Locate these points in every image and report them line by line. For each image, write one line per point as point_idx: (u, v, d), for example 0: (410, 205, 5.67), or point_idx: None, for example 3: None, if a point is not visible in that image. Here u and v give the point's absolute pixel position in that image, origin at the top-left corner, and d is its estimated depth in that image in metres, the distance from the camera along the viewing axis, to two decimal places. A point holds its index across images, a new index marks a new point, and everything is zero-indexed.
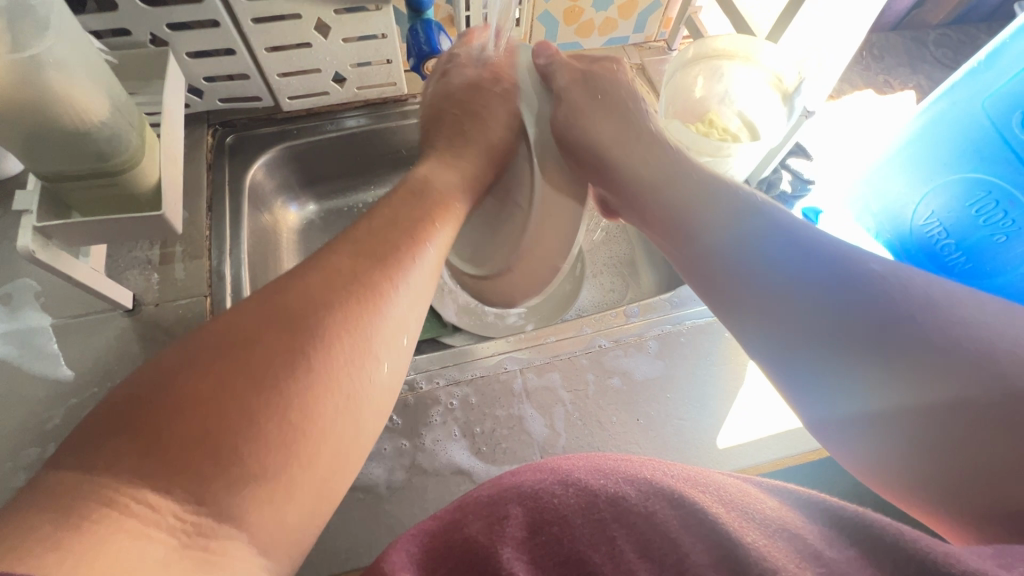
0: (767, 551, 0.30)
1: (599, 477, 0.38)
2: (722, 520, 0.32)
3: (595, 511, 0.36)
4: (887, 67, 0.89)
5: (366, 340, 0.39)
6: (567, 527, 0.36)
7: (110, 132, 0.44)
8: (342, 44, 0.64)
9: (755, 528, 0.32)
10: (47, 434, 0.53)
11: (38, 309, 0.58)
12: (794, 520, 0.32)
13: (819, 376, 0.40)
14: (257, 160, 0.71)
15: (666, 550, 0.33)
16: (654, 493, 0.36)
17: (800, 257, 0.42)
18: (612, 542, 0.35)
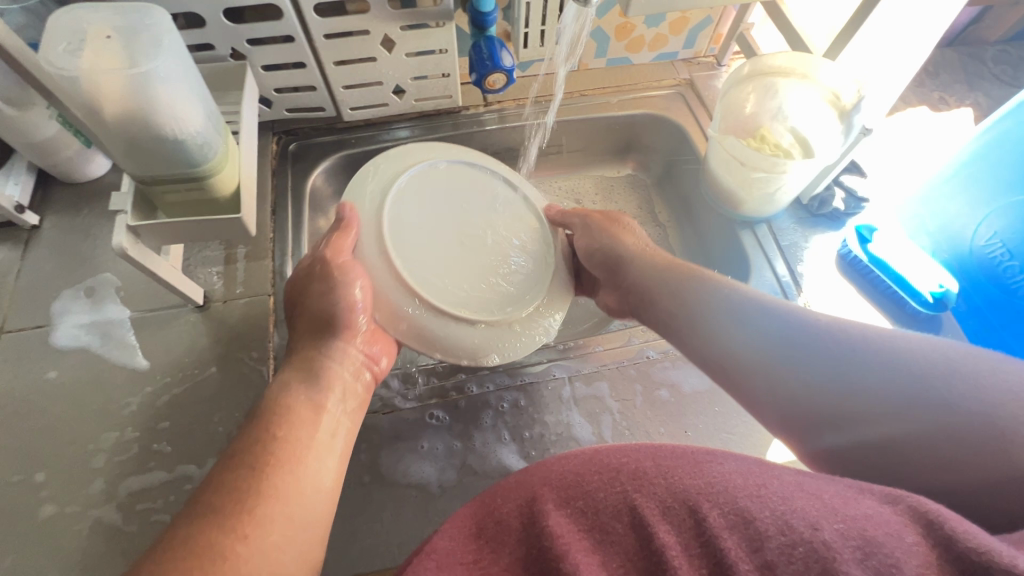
0: (785, 518, 0.31)
1: (620, 456, 0.37)
2: (742, 493, 0.32)
3: (618, 484, 0.35)
4: (942, 84, 0.88)
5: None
6: (591, 501, 0.34)
7: (201, 141, 0.47)
8: (405, 58, 0.67)
9: (776, 498, 0.32)
10: (124, 419, 0.56)
11: (118, 302, 0.62)
12: (815, 491, 0.33)
13: (827, 417, 0.42)
14: (317, 167, 0.75)
15: (682, 513, 0.32)
16: (672, 465, 0.35)
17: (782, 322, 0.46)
18: (633, 511, 0.33)
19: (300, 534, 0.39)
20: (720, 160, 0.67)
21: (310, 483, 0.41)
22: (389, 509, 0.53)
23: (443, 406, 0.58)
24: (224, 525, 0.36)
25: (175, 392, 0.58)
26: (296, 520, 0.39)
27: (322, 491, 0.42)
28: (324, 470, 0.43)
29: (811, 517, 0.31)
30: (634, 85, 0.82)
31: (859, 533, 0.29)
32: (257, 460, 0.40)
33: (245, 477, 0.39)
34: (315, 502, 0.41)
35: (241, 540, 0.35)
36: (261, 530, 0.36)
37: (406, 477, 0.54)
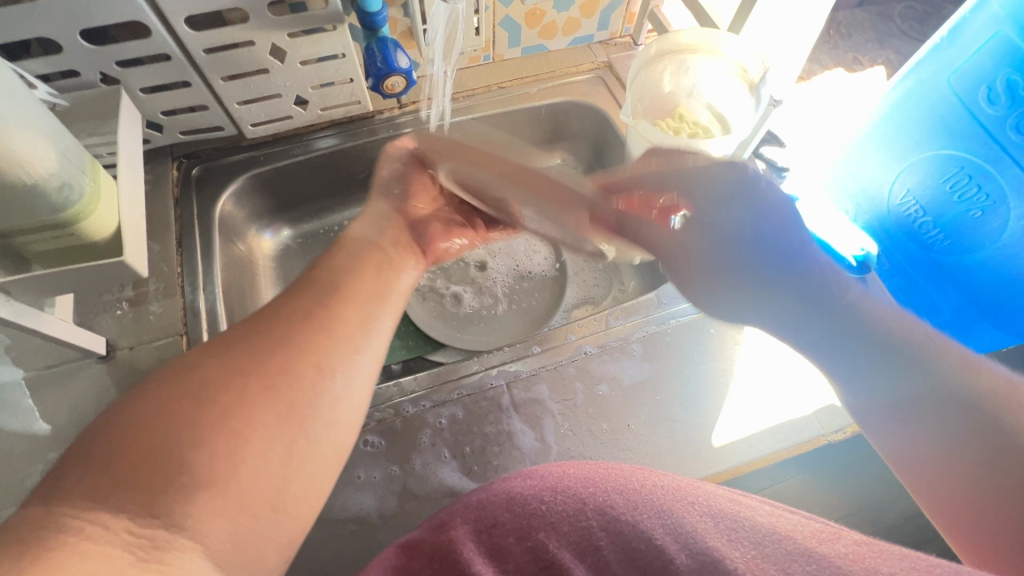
0: (756, 565, 0.35)
1: (588, 486, 0.42)
2: (712, 535, 0.37)
3: (584, 518, 0.40)
4: (855, 45, 0.89)
5: (316, 360, 0.42)
6: (553, 532, 0.40)
7: (61, 182, 0.43)
8: (300, 67, 0.62)
9: (747, 542, 0.37)
10: (27, 491, 0.51)
11: (8, 362, 0.56)
12: (780, 529, 0.38)
13: (867, 366, 0.48)
14: (225, 190, 0.70)
15: (650, 556, 0.37)
16: (640, 502, 0.40)
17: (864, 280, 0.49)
18: (597, 550, 0.39)
19: (377, 329, 0.47)
20: (638, 145, 0.65)
21: (375, 302, 0.49)
22: (329, 548, 0.50)
23: (378, 430, 0.55)
24: (137, 466, 0.35)
25: None
26: (365, 317, 0.47)
27: (358, 371, 0.45)
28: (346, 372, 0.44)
29: (785, 564, 0.34)
30: (552, 73, 0.80)
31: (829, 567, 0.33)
32: (333, 268, 0.50)
33: (320, 288, 0.47)
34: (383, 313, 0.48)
35: (323, 307, 0.45)
36: (341, 305, 0.46)
37: (343, 511, 0.51)
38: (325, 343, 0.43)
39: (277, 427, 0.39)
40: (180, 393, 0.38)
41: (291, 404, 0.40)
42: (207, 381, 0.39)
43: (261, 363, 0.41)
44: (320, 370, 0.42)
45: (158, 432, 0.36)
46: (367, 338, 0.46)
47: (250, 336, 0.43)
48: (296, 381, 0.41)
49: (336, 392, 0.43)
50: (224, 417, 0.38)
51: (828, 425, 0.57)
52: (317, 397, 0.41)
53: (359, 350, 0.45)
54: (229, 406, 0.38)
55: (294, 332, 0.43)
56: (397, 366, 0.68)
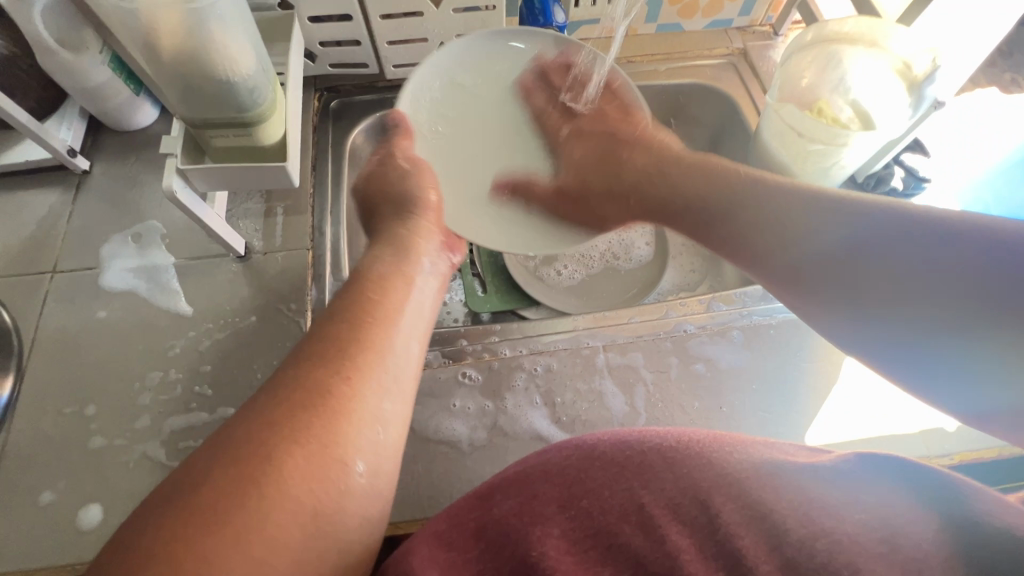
0: (806, 517, 0.36)
1: (624, 450, 0.41)
2: (757, 488, 0.38)
3: (623, 480, 0.40)
4: (1017, 64, 0.82)
5: (339, 453, 0.37)
6: (597, 500, 0.39)
7: (252, 86, 0.47)
8: (452, 14, 0.65)
9: (791, 490, 0.37)
10: (168, 361, 0.58)
11: (163, 249, 0.63)
12: (826, 476, 0.38)
13: (928, 342, 0.41)
14: (358, 125, 0.74)
15: (694, 511, 0.38)
16: (680, 458, 0.40)
17: (893, 234, 0.42)
18: (641, 510, 0.38)
19: (395, 391, 0.42)
20: (774, 131, 0.63)
21: (402, 349, 0.44)
22: (420, 464, 0.53)
23: (476, 366, 0.58)
24: (198, 519, 0.32)
25: (217, 337, 0.59)
26: (388, 377, 0.42)
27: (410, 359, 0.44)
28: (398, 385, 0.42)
29: (829, 512, 0.36)
30: (684, 53, 0.79)
31: (881, 530, 0.35)
32: (357, 311, 0.44)
33: (332, 346, 0.41)
34: (407, 365, 0.43)
35: (346, 381, 0.39)
36: (363, 375, 0.40)
37: (437, 434, 0.55)
38: (348, 431, 0.38)
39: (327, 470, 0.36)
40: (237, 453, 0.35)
41: (317, 507, 0.35)
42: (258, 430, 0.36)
43: (302, 424, 0.37)
44: (346, 466, 0.37)
45: (219, 490, 0.33)
46: (389, 407, 0.41)
47: (256, 427, 0.36)
48: (323, 483, 0.36)
49: (365, 481, 0.38)
50: (261, 516, 0.33)
51: (934, 447, 0.54)
52: (343, 496, 0.36)
53: (379, 423, 0.40)
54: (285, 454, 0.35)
55: (313, 423, 0.37)
56: (488, 315, 0.71)
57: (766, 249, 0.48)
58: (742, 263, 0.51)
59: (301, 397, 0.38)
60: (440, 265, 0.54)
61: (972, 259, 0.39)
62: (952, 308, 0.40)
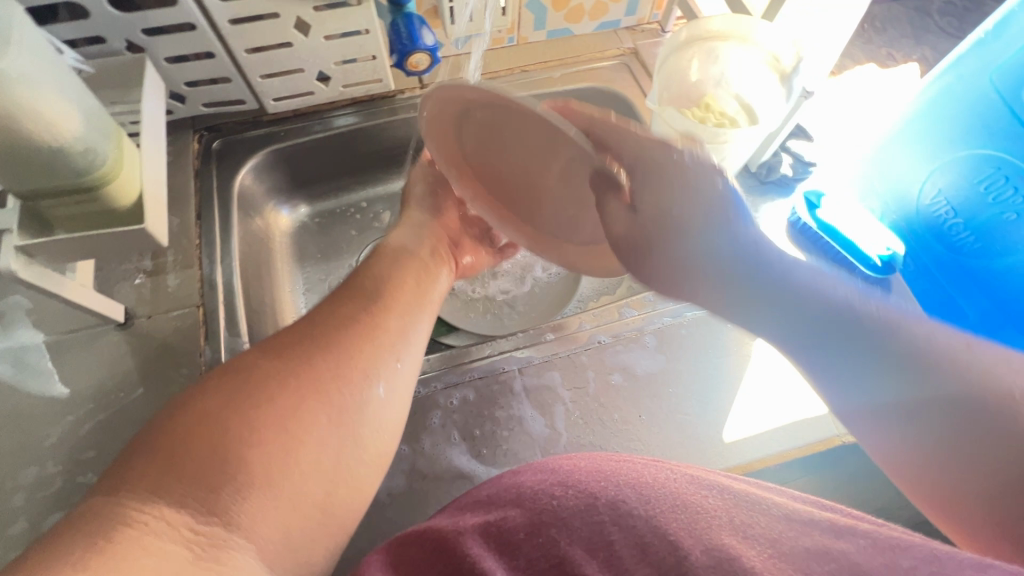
0: (772, 560, 0.33)
1: (599, 480, 0.41)
2: (725, 532, 0.35)
3: (595, 513, 0.39)
4: (889, 40, 0.86)
5: (356, 377, 0.45)
6: (566, 529, 0.38)
7: (84, 147, 0.43)
8: (324, 42, 0.62)
9: (762, 537, 0.35)
10: (45, 452, 0.52)
11: (30, 326, 0.57)
12: (805, 519, 0.36)
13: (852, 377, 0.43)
14: (245, 164, 0.70)
15: (664, 553, 0.35)
16: (652, 497, 0.39)
17: (789, 282, 0.42)
18: (609, 547, 0.37)
19: (409, 348, 0.50)
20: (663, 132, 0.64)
21: (414, 307, 0.53)
22: None
23: None
24: (220, 409, 0.39)
25: (100, 418, 0.54)
26: (403, 327, 0.51)
27: (419, 331, 0.52)
28: (410, 329, 0.51)
29: (800, 560, 0.33)
30: (577, 58, 0.79)
31: (845, 561, 0.32)
32: (379, 276, 0.55)
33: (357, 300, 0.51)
34: (419, 321, 0.53)
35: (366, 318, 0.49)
36: (384, 318, 0.50)
37: None
38: (369, 359, 0.47)
39: (333, 408, 0.43)
40: (267, 370, 0.42)
41: (339, 423, 0.42)
42: (288, 352, 0.44)
43: (322, 355, 0.45)
44: (367, 386, 0.45)
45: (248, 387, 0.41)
46: (404, 353, 0.49)
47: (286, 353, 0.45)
48: (348, 390, 0.44)
49: (382, 401, 0.46)
50: (300, 400, 0.41)
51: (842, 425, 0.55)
52: (363, 407, 0.44)
53: (397, 358, 0.48)
54: (305, 371, 0.43)
55: (342, 341, 0.46)
56: None
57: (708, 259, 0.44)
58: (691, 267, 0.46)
59: (331, 329, 0.47)
60: (443, 269, 0.62)
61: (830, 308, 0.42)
62: (823, 336, 0.43)
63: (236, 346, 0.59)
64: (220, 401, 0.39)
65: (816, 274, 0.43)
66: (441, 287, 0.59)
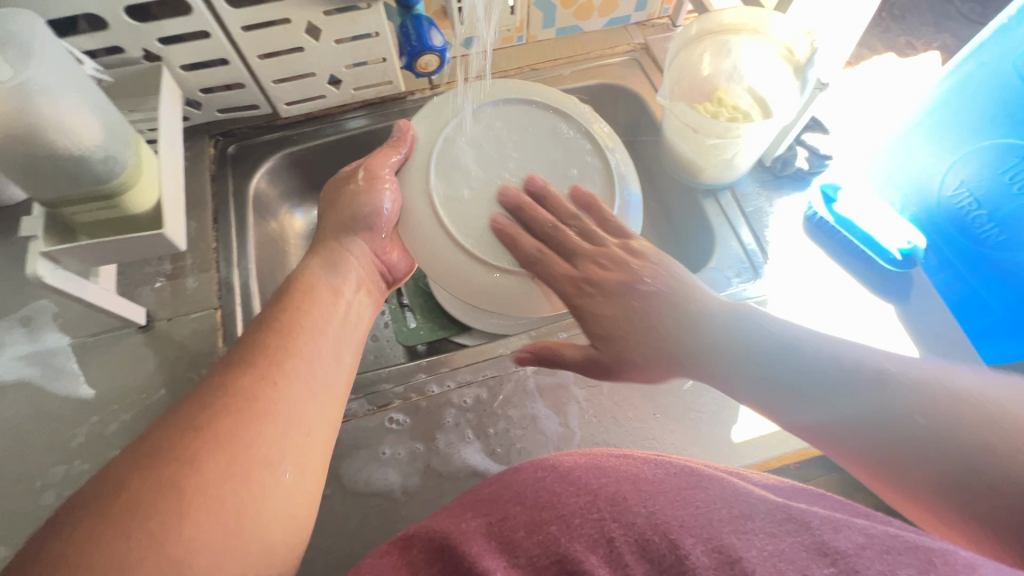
0: (772, 562, 0.33)
1: (600, 478, 0.41)
2: (726, 531, 0.36)
3: (595, 510, 0.38)
4: (909, 28, 0.84)
5: (261, 455, 0.39)
6: (566, 527, 0.37)
7: (104, 155, 0.44)
8: (335, 45, 0.62)
9: (763, 535, 0.35)
10: (72, 452, 0.54)
11: (56, 329, 0.59)
12: (805, 518, 0.37)
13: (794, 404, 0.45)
14: (260, 168, 0.71)
15: (664, 550, 0.35)
16: (653, 494, 0.39)
17: (722, 326, 0.48)
18: (610, 543, 0.36)
19: (321, 398, 0.45)
20: (674, 128, 0.63)
21: (329, 355, 0.48)
22: (354, 521, 0.51)
23: (404, 408, 0.56)
24: (91, 532, 0.33)
25: (124, 418, 0.56)
26: (311, 384, 0.45)
27: (337, 375, 0.48)
28: (322, 376, 0.46)
29: (799, 562, 0.33)
30: (587, 55, 0.79)
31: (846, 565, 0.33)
32: (285, 324, 0.48)
33: (257, 354, 0.45)
34: (337, 370, 0.48)
35: (269, 385, 0.43)
36: (288, 378, 0.44)
37: (368, 486, 0.52)
38: (273, 432, 0.41)
39: (236, 494, 0.37)
40: (150, 464, 0.36)
41: (242, 515, 0.37)
42: (168, 441, 0.38)
43: (220, 437, 0.39)
44: (271, 465, 0.40)
45: (132, 493, 0.34)
46: (315, 410, 0.44)
47: (177, 430, 0.39)
48: (247, 480, 0.38)
49: (290, 481, 0.40)
50: (183, 511, 0.35)
51: None
52: (266, 494, 0.38)
53: (305, 425, 0.43)
54: (198, 464, 0.37)
55: (237, 418, 0.40)
56: (423, 347, 0.69)
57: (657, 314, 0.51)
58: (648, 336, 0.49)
59: (228, 400, 0.41)
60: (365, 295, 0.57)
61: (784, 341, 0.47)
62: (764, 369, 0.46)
63: None
64: (100, 521, 0.33)
65: (737, 310, 0.49)
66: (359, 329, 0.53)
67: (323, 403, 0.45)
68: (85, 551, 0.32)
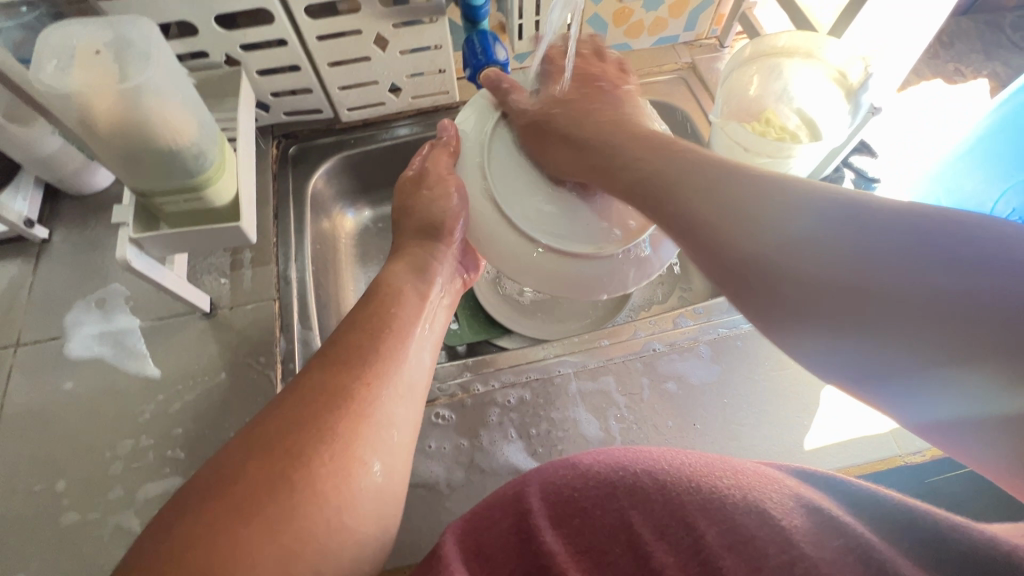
0: (785, 535, 0.36)
1: (617, 470, 0.42)
2: (740, 511, 0.38)
3: (614, 500, 0.41)
4: (958, 54, 0.84)
5: (360, 454, 0.41)
6: (590, 518, 0.40)
7: (197, 151, 0.48)
8: (399, 57, 0.66)
9: (773, 510, 0.37)
10: (139, 427, 0.57)
11: (128, 312, 0.63)
12: (814, 504, 0.38)
13: (890, 378, 0.35)
14: (318, 169, 0.75)
15: (680, 532, 0.39)
16: (669, 481, 0.41)
17: (830, 233, 0.36)
18: (630, 531, 0.39)
19: (409, 397, 0.47)
20: (723, 146, 0.65)
21: (416, 358, 0.50)
22: (400, 510, 0.53)
23: (450, 405, 0.58)
24: (222, 507, 0.35)
25: (187, 399, 0.59)
26: (402, 383, 0.47)
27: (422, 370, 0.50)
28: (416, 367, 0.49)
29: (811, 535, 0.35)
30: (634, 72, 0.80)
31: (859, 544, 0.34)
32: (375, 327, 0.49)
33: (353, 354, 0.46)
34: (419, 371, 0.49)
35: (365, 385, 0.44)
36: (380, 380, 0.45)
37: (414, 477, 0.54)
38: (370, 432, 0.42)
39: (336, 489, 0.38)
40: (266, 449, 0.38)
41: (337, 502, 0.38)
42: (277, 432, 0.39)
43: (320, 434, 0.40)
44: (364, 463, 0.41)
45: (249, 483, 0.36)
46: (402, 410, 0.45)
47: (285, 422, 0.40)
48: (346, 478, 0.39)
49: (378, 480, 0.42)
50: (292, 503, 0.36)
51: (905, 445, 0.55)
52: (359, 492, 0.40)
53: (395, 425, 0.44)
54: (305, 457, 0.38)
55: (335, 419, 0.41)
56: (463, 348, 0.71)
57: (742, 238, 0.39)
58: (720, 255, 0.41)
59: (336, 393, 0.42)
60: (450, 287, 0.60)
61: (915, 251, 0.33)
62: (868, 300, 0.34)
63: (308, 338, 0.63)
64: (229, 500, 0.35)
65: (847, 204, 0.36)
66: (436, 329, 0.55)
67: (410, 406, 0.47)
68: (220, 533, 0.34)
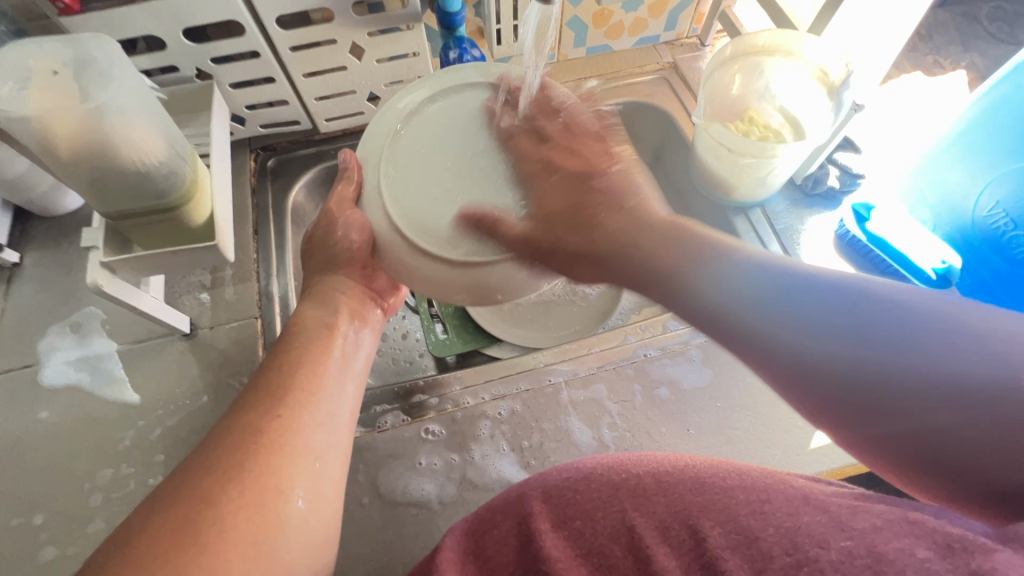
0: (791, 535, 0.35)
1: (620, 471, 0.41)
2: (745, 513, 0.37)
3: (617, 502, 0.39)
4: (937, 46, 0.84)
5: (276, 483, 0.39)
6: (589, 521, 0.39)
7: (167, 170, 0.46)
8: (377, 65, 0.64)
9: (781, 514, 0.36)
10: (119, 455, 0.56)
11: (105, 336, 0.61)
12: (822, 503, 0.36)
13: (862, 420, 0.36)
14: (298, 181, 0.73)
15: (684, 535, 0.37)
16: (673, 483, 0.40)
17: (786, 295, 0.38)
18: (631, 532, 0.38)
19: (331, 426, 0.45)
20: (708, 147, 0.65)
21: (334, 392, 0.47)
22: (391, 529, 0.52)
23: (440, 419, 0.57)
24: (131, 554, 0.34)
25: (168, 424, 0.57)
26: (319, 415, 0.45)
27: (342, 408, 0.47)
28: (335, 406, 0.47)
29: (818, 535, 0.34)
30: (616, 73, 0.80)
31: (868, 548, 0.32)
32: (287, 360, 0.47)
33: (268, 390, 0.45)
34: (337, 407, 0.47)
35: (276, 418, 0.42)
36: (295, 410, 0.43)
37: (405, 495, 0.53)
38: (284, 461, 0.41)
39: (257, 522, 0.37)
40: (181, 490, 0.37)
41: (260, 535, 0.37)
42: (196, 474, 0.38)
43: (240, 468, 0.39)
44: (284, 492, 0.40)
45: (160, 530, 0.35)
46: (321, 439, 0.44)
47: (196, 467, 0.39)
48: (267, 506, 0.38)
49: (305, 508, 0.40)
50: (206, 540, 0.35)
51: None
52: (283, 521, 0.39)
53: (314, 455, 0.43)
54: (222, 494, 0.37)
55: (248, 455, 0.40)
56: (453, 358, 0.70)
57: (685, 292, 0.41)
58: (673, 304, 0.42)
59: (249, 431, 0.41)
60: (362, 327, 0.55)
61: (874, 321, 0.35)
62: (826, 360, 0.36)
63: None
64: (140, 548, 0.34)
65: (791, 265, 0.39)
66: (366, 352, 0.54)
67: (328, 437, 0.45)
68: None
